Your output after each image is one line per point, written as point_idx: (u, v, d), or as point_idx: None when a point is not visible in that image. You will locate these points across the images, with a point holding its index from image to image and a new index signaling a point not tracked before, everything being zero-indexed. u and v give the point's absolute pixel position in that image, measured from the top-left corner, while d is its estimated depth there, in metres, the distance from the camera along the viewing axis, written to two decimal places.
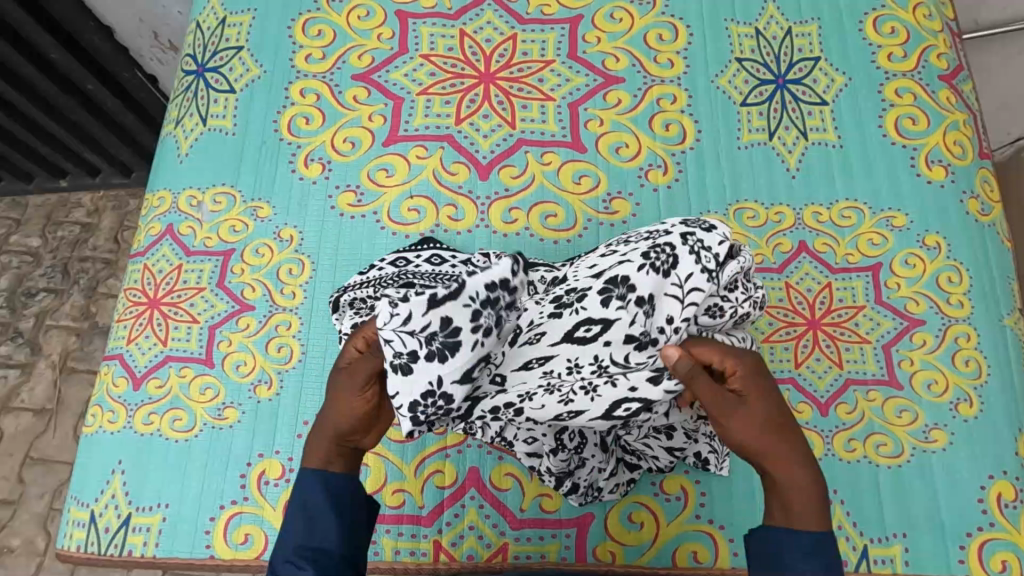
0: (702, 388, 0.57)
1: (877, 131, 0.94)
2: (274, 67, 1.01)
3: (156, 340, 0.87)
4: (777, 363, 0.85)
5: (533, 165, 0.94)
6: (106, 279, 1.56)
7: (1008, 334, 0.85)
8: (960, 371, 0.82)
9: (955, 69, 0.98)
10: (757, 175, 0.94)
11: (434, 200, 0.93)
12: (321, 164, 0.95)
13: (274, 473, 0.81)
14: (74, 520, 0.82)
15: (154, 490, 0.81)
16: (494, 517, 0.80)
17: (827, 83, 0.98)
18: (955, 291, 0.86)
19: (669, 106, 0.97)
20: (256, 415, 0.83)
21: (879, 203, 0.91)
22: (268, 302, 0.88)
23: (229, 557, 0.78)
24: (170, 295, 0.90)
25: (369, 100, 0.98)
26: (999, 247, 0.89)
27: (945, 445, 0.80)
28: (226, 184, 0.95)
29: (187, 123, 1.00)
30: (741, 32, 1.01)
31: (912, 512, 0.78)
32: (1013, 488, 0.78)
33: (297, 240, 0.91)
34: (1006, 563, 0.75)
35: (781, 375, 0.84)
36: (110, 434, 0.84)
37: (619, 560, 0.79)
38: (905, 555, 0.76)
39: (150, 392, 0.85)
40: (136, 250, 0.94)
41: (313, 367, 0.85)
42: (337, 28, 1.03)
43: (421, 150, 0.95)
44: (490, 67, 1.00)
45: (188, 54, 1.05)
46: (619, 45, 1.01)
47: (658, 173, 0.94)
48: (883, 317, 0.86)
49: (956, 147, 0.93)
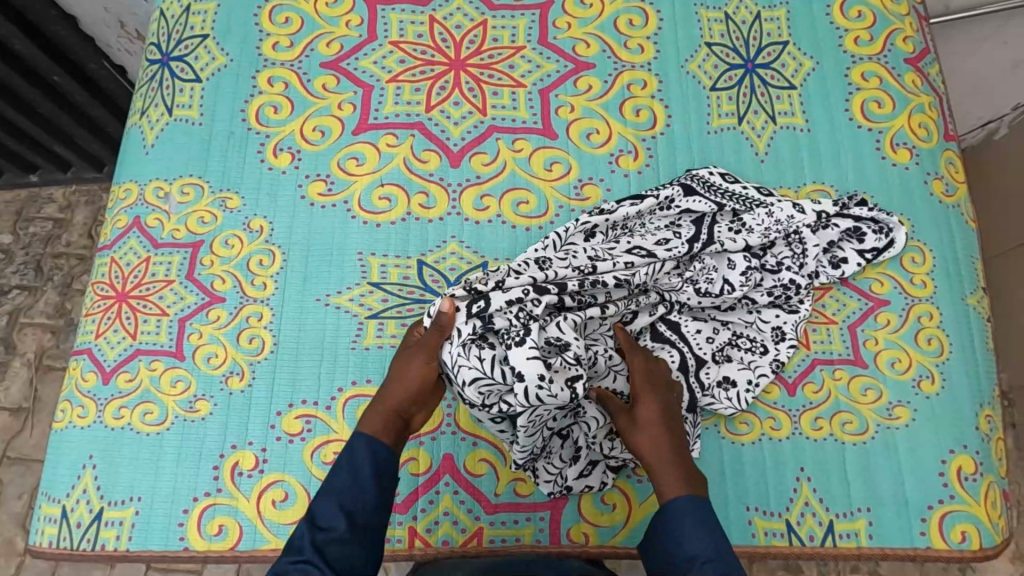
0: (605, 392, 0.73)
1: (843, 114, 0.95)
2: (241, 55, 0.99)
3: (125, 333, 0.86)
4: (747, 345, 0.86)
5: (504, 152, 0.94)
6: (81, 275, 1.54)
7: (970, 312, 0.87)
8: (923, 350, 0.84)
9: (920, 52, 0.99)
10: (726, 161, 0.94)
11: (405, 188, 0.92)
12: (290, 154, 0.94)
13: (247, 464, 0.81)
14: (45, 516, 0.81)
15: (126, 484, 0.81)
16: (469, 502, 0.81)
17: (795, 67, 0.98)
18: (918, 271, 0.88)
19: (639, 91, 0.97)
20: (228, 407, 0.83)
21: (845, 187, 0.92)
22: (239, 294, 0.88)
23: (203, 549, 0.78)
24: (138, 288, 0.88)
25: (338, 88, 0.97)
26: (962, 227, 0.91)
27: (908, 421, 0.82)
28: (194, 175, 0.93)
29: (153, 113, 0.98)
30: (710, 17, 1.02)
31: (876, 488, 0.80)
32: (973, 462, 0.80)
33: (267, 231, 0.91)
34: (965, 534, 0.78)
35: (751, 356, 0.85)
36: (80, 428, 0.83)
37: (593, 541, 0.80)
38: (869, 529, 0.79)
39: (120, 385, 0.84)
40: (102, 243, 0.93)
41: (285, 359, 0.85)
42: (305, 15, 1.01)
43: (391, 138, 0.94)
44: (460, 54, 0.99)
45: (152, 42, 1.03)
46: (589, 30, 1.00)
47: (629, 159, 0.94)
48: (849, 298, 0.87)
49: (921, 130, 0.94)
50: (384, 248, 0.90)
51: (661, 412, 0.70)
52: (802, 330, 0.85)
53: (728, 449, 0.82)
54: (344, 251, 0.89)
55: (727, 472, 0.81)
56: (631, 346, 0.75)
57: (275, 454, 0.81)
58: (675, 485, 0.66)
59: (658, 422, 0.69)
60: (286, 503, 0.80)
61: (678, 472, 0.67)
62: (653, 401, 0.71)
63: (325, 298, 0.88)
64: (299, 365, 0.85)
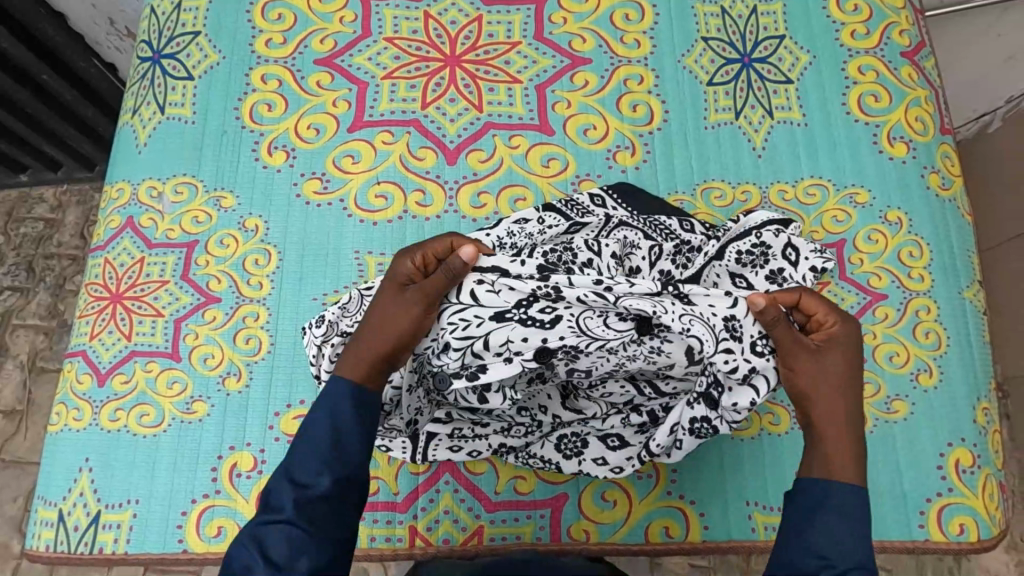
0: (781, 334, 0.61)
1: (840, 108, 0.95)
2: (233, 53, 0.98)
3: (119, 335, 0.86)
4: None
5: (500, 148, 0.93)
6: (74, 275, 1.52)
7: (967, 305, 0.87)
8: (921, 343, 0.85)
9: (916, 45, 0.99)
10: (724, 155, 0.94)
11: (401, 186, 0.91)
12: (284, 152, 0.93)
13: (245, 465, 0.80)
14: (42, 520, 0.80)
15: (123, 487, 0.80)
16: (470, 500, 0.81)
17: (792, 61, 0.98)
18: (916, 265, 0.88)
19: (636, 86, 0.97)
20: (225, 407, 0.82)
21: (842, 180, 0.92)
22: (234, 294, 0.87)
23: (202, 551, 0.78)
24: (132, 289, 0.87)
25: (333, 85, 0.96)
26: (959, 220, 0.91)
27: (906, 415, 0.82)
28: (187, 174, 0.92)
29: (144, 112, 0.97)
30: (707, 11, 1.01)
31: (875, 481, 0.80)
32: (970, 454, 0.81)
33: (262, 230, 0.90)
34: (963, 527, 0.78)
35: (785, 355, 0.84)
36: (75, 431, 0.82)
37: (594, 538, 0.80)
38: (868, 522, 0.79)
39: (116, 387, 0.84)
40: (95, 244, 0.92)
41: (282, 359, 0.84)
42: (297, 11, 1.00)
43: (387, 135, 0.94)
44: (455, 50, 0.98)
45: (143, 39, 1.01)
46: (585, 25, 1.00)
47: (626, 154, 0.94)
48: (847, 292, 0.87)
49: (917, 124, 0.94)
50: (383, 246, 0.89)
51: (846, 369, 0.60)
52: None
53: (727, 444, 0.82)
54: (339, 248, 0.89)
55: (726, 466, 0.81)
56: (806, 287, 0.62)
57: (273, 455, 0.81)
58: (847, 466, 0.56)
59: (842, 385, 0.59)
60: None
61: (849, 445, 0.58)
62: (831, 359, 0.60)
63: (322, 297, 0.87)
64: (296, 367, 0.84)
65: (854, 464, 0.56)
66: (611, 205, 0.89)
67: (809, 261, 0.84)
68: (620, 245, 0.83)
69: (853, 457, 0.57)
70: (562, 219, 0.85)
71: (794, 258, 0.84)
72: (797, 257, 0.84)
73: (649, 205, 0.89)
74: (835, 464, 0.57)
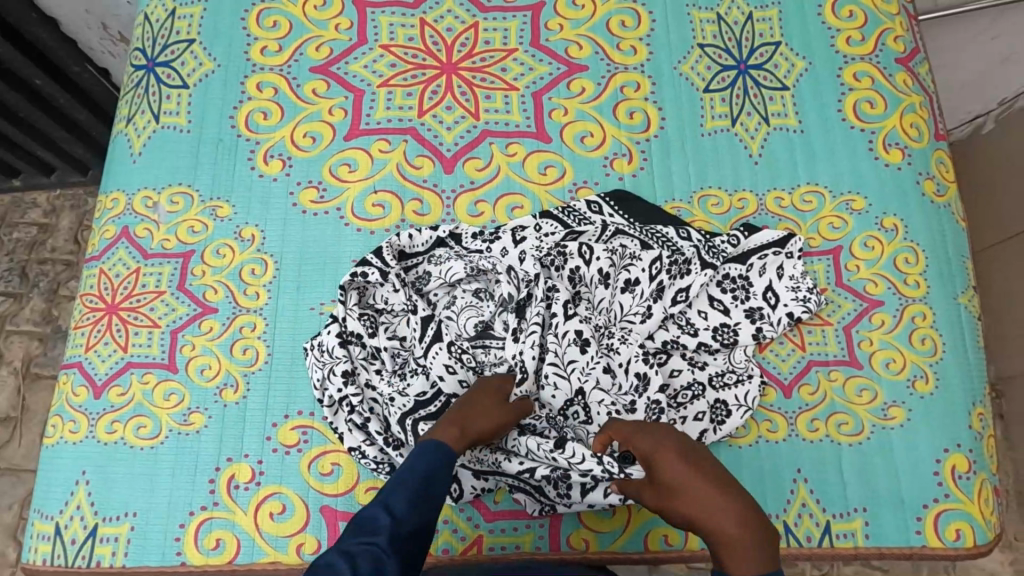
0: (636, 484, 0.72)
1: (837, 115, 0.95)
2: (228, 60, 0.98)
3: (116, 346, 0.85)
4: (788, 359, 0.85)
5: (497, 156, 0.93)
6: (68, 281, 1.51)
7: (963, 311, 0.88)
8: (917, 350, 0.85)
9: (911, 52, 0.99)
10: (721, 162, 0.94)
11: (399, 195, 0.91)
12: (281, 161, 0.93)
13: (244, 476, 0.80)
14: (38, 533, 0.80)
15: (121, 500, 0.79)
16: (469, 510, 0.80)
17: (788, 68, 0.99)
18: (912, 271, 0.88)
19: (632, 93, 0.97)
20: (223, 419, 0.82)
21: (839, 188, 0.92)
22: (231, 304, 0.87)
23: (200, 563, 0.77)
24: (129, 300, 0.87)
25: (328, 93, 0.96)
26: (954, 227, 0.92)
27: (903, 421, 0.83)
28: (182, 183, 0.92)
29: (139, 120, 0.96)
30: (703, 18, 1.01)
31: (874, 488, 0.80)
32: (966, 460, 0.81)
33: (259, 239, 0.89)
34: (959, 532, 0.79)
35: (800, 365, 0.85)
36: (71, 444, 0.82)
37: (593, 547, 0.80)
38: (865, 529, 0.79)
39: (112, 399, 0.83)
40: (90, 254, 0.91)
41: (280, 369, 0.84)
42: (292, 18, 1.00)
43: (384, 144, 0.93)
44: (451, 57, 0.98)
45: (137, 47, 1.01)
46: (582, 32, 1.00)
47: (623, 162, 0.94)
48: (844, 299, 0.87)
49: (912, 130, 0.94)
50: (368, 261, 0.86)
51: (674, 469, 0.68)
52: (796, 333, 0.86)
53: (726, 452, 0.82)
54: (338, 257, 0.89)
55: None
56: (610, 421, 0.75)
57: (271, 466, 0.80)
58: (729, 541, 0.61)
59: (685, 484, 0.66)
60: (284, 515, 0.79)
61: (724, 523, 0.62)
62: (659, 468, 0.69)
63: (320, 306, 0.87)
64: (294, 379, 0.84)
65: (738, 539, 0.61)
66: (608, 212, 0.89)
67: (787, 308, 0.85)
68: (612, 262, 0.85)
69: (736, 526, 0.62)
70: (560, 225, 0.87)
71: (772, 301, 0.86)
72: (774, 300, 0.86)
73: (646, 211, 0.90)
74: (721, 540, 0.62)
